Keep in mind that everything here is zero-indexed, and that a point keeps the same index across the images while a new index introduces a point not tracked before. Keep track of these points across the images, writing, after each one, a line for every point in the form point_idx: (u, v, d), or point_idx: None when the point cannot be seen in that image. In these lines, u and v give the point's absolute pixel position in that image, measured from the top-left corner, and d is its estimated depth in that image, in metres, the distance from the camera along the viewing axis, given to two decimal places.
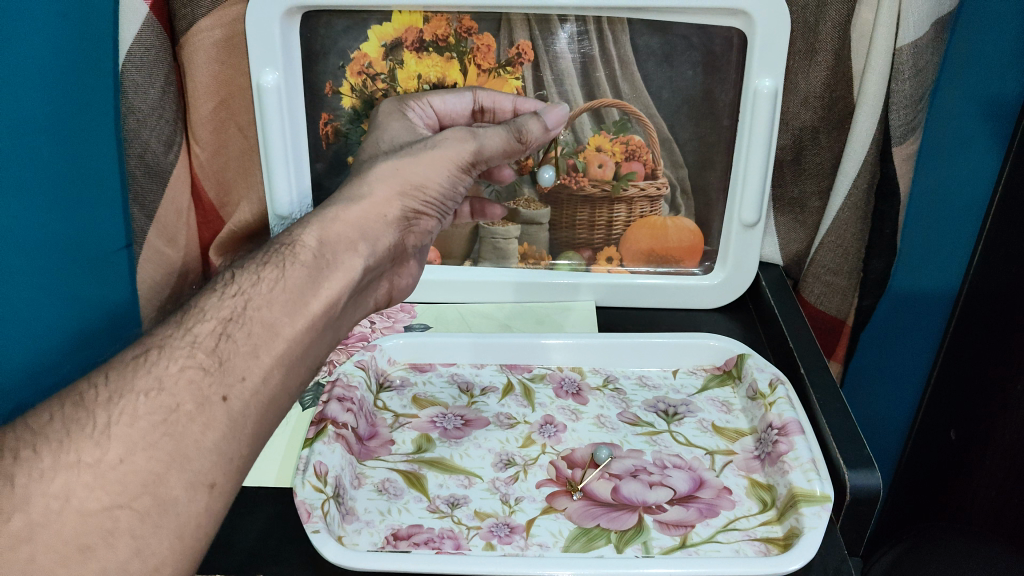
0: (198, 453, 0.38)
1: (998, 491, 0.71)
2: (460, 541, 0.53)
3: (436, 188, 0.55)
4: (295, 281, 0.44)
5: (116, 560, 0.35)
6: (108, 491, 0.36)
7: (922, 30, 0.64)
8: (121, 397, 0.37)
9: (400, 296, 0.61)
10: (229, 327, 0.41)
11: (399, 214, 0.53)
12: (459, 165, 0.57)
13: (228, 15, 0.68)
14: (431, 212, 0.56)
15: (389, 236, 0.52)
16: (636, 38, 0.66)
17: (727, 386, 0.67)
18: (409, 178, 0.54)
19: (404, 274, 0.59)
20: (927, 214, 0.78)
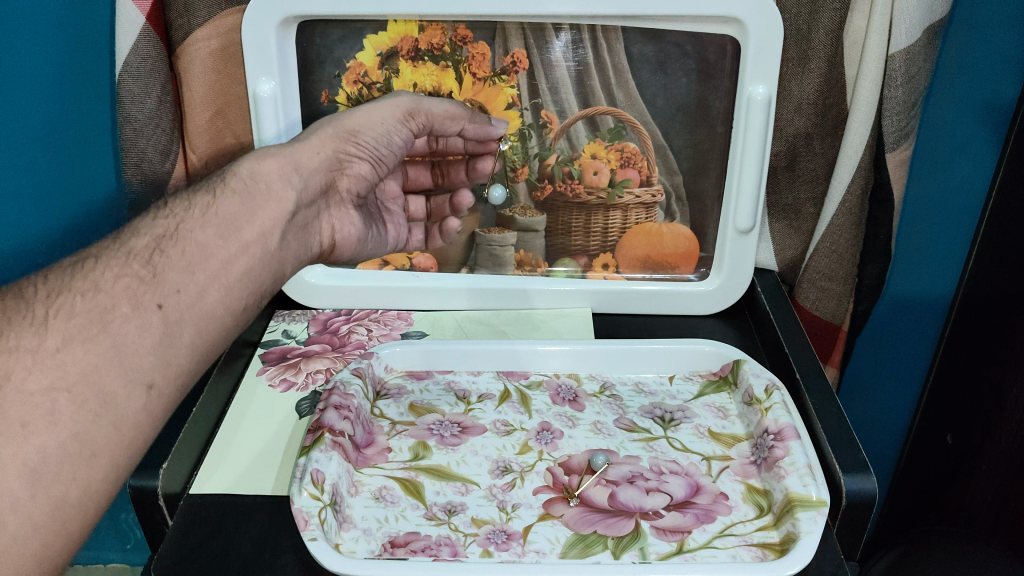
0: (135, 353, 0.43)
1: (995, 495, 0.70)
2: (457, 548, 0.53)
3: (370, 135, 0.65)
4: (229, 208, 0.51)
5: (55, 440, 0.39)
6: (48, 374, 0.40)
7: (914, 36, 0.64)
8: (59, 294, 0.43)
9: (344, 246, 0.66)
10: (162, 244, 0.47)
11: (332, 152, 0.62)
12: (396, 115, 0.67)
13: (225, 25, 0.68)
14: (364, 156, 0.65)
15: (321, 172, 0.61)
16: (630, 46, 0.67)
17: (723, 392, 0.67)
18: (345, 125, 0.64)
19: (347, 221, 0.65)
20: (920, 220, 0.79)
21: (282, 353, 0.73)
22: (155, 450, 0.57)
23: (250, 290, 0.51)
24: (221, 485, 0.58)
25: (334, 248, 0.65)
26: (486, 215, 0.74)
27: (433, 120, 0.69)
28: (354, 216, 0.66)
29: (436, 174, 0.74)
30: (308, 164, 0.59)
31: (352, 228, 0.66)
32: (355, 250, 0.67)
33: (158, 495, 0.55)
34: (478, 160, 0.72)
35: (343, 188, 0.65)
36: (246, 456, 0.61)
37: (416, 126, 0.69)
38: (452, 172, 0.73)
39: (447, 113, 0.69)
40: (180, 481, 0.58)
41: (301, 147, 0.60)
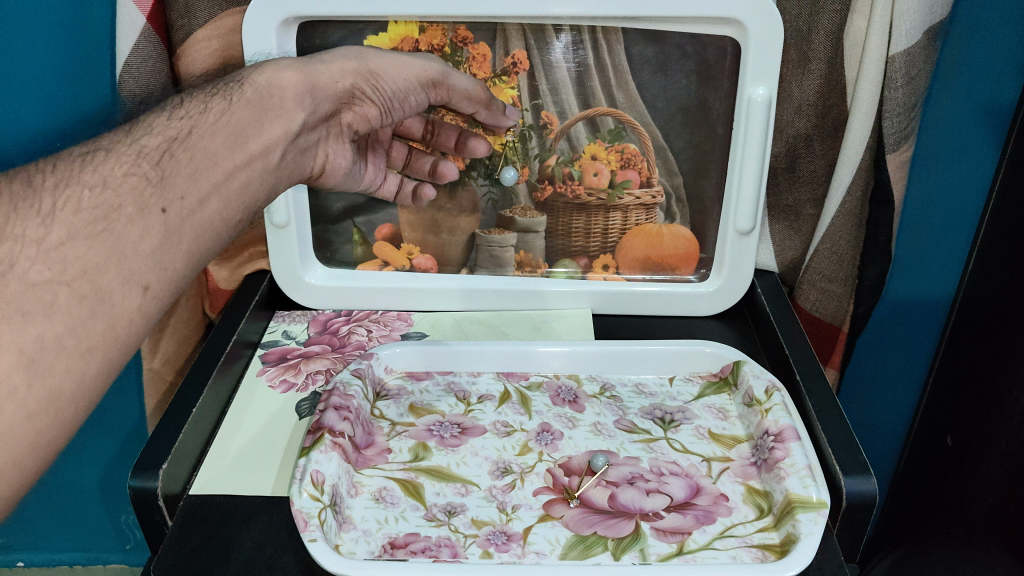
0: (135, 254, 0.43)
1: (994, 497, 0.70)
2: (457, 549, 0.53)
3: (389, 84, 0.64)
4: (241, 115, 0.52)
5: (53, 330, 0.39)
6: (50, 266, 0.39)
7: (915, 37, 0.65)
8: (67, 186, 0.42)
9: (333, 175, 0.67)
10: (172, 147, 0.46)
11: (347, 84, 0.62)
12: (421, 78, 0.65)
13: (226, 25, 0.69)
14: (376, 101, 0.65)
15: (327, 102, 0.61)
16: (631, 47, 0.67)
17: (723, 393, 0.67)
18: (369, 65, 0.63)
19: (341, 153, 0.66)
20: (920, 221, 0.79)
21: (282, 354, 0.73)
22: (156, 448, 0.57)
23: (243, 209, 0.51)
24: (219, 487, 0.58)
25: (323, 175, 0.66)
26: (487, 216, 0.74)
27: (453, 96, 0.67)
28: (349, 149, 0.67)
29: (429, 129, 0.72)
30: (323, 89, 0.60)
31: (345, 157, 0.67)
32: (343, 181, 0.69)
33: (158, 498, 0.55)
34: (472, 138, 0.71)
35: (346, 122, 0.66)
36: (244, 459, 0.61)
37: (437, 96, 0.67)
38: (444, 135, 0.72)
39: (469, 95, 0.67)
40: (180, 481, 0.57)
41: (321, 67, 0.61)
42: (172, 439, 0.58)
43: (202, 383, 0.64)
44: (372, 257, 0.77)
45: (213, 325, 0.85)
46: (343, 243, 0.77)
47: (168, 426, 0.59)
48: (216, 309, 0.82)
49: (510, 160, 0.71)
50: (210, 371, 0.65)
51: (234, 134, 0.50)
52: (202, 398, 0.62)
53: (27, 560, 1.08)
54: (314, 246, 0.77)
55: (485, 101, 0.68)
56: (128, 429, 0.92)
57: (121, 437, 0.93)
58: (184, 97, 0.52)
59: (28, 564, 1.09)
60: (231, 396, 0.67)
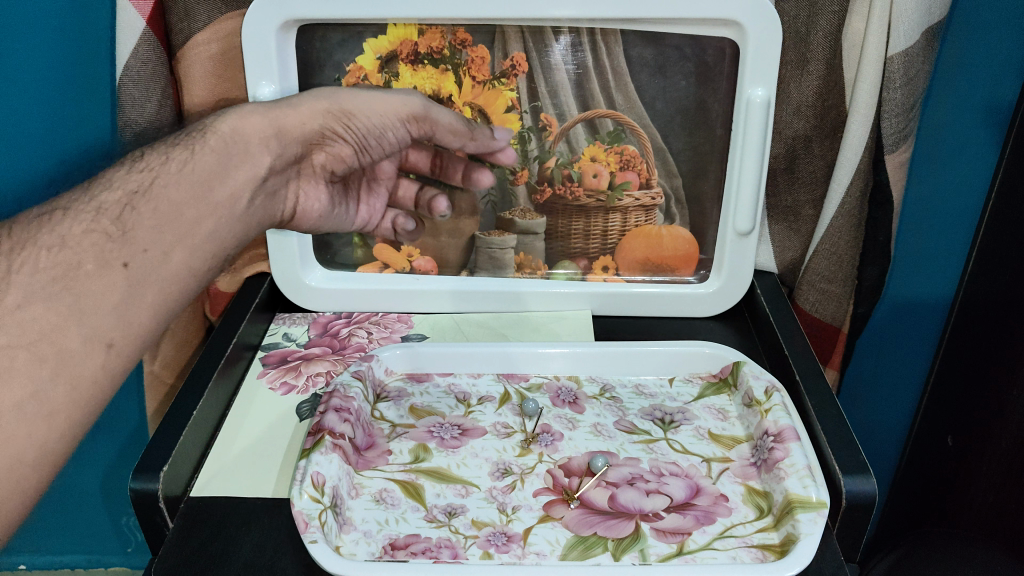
0: (95, 310, 0.48)
1: (995, 496, 0.70)
2: (457, 550, 0.53)
3: (363, 121, 0.67)
4: (204, 165, 0.57)
5: (12, 396, 0.43)
6: (8, 331, 0.44)
7: (912, 38, 0.65)
8: (26, 249, 0.47)
9: (305, 217, 0.70)
10: (132, 201, 0.52)
11: (317, 125, 0.66)
12: (398, 113, 0.68)
13: (224, 29, 0.69)
14: (351, 141, 0.68)
15: (296, 144, 0.65)
16: (629, 49, 0.67)
17: (723, 394, 0.67)
18: (340, 104, 0.66)
19: (314, 194, 0.70)
20: (920, 221, 0.79)
21: (282, 357, 0.73)
22: (159, 451, 0.57)
23: (212, 251, 0.57)
24: (220, 488, 0.58)
25: (296, 218, 0.70)
26: (486, 218, 0.74)
27: (434, 130, 0.69)
28: (322, 191, 0.70)
29: (436, 166, 0.73)
30: (289, 133, 0.64)
31: (318, 199, 0.70)
32: (319, 223, 0.72)
33: (160, 499, 0.55)
34: (476, 171, 0.72)
35: (318, 162, 0.69)
36: (245, 460, 0.61)
37: (418, 130, 0.69)
38: (449, 168, 0.72)
39: (450, 127, 0.69)
40: (182, 482, 0.58)
41: (287, 112, 0.64)
42: (174, 440, 0.58)
43: (204, 385, 0.64)
44: (371, 258, 0.78)
45: (213, 328, 0.85)
46: (342, 245, 0.77)
47: (168, 430, 0.59)
48: (217, 312, 0.82)
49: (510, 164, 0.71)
50: (212, 372, 0.65)
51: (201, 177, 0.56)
52: (204, 398, 0.63)
53: (30, 562, 1.08)
54: (314, 249, 0.77)
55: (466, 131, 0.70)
56: (131, 431, 0.92)
57: (124, 439, 0.93)
58: (147, 151, 0.57)
59: (30, 567, 1.09)
60: (233, 399, 0.68)
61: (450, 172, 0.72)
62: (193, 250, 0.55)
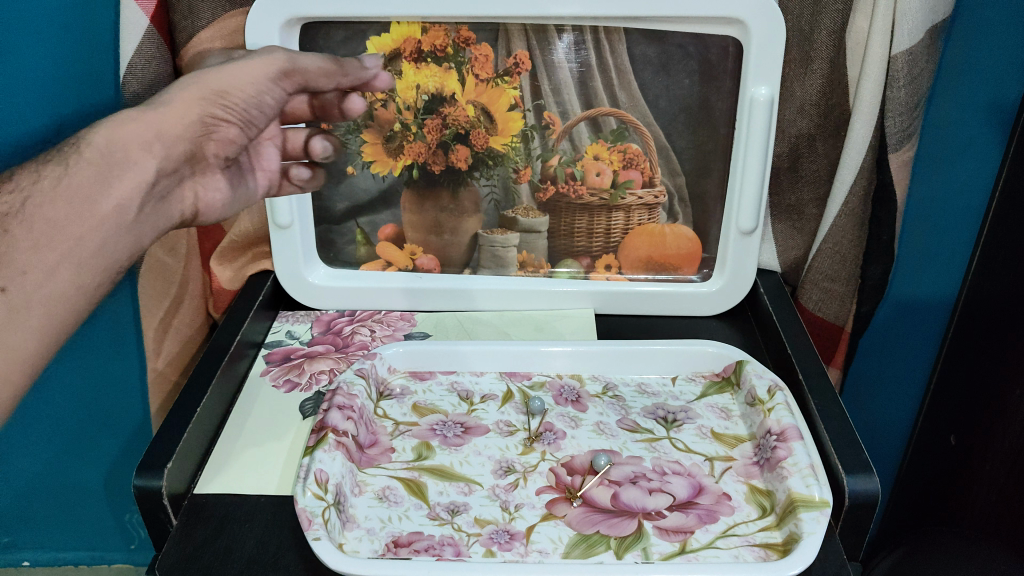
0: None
1: (998, 496, 0.70)
2: (460, 548, 0.53)
3: (241, 95, 0.59)
4: (82, 178, 0.54)
5: None
6: None
7: (917, 37, 0.65)
8: None
9: (209, 213, 0.64)
10: (6, 225, 0.51)
11: (195, 117, 0.58)
12: (270, 72, 0.61)
13: (228, 27, 0.70)
14: (234, 121, 0.60)
15: (183, 140, 0.58)
16: (632, 47, 0.67)
17: (726, 393, 0.67)
18: (211, 84, 0.58)
19: (211, 186, 0.63)
20: (922, 222, 0.79)
21: (285, 355, 0.73)
22: (163, 448, 0.57)
23: (105, 268, 0.56)
24: (223, 486, 0.58)
25: (199, 215, 0.63)
26: (489, 216, 0.74)
27: (309, 77, 0.63)
28: (220, 180, 0.63)
29: (315, 108, 0.67)
30: (170, 132, 0.57)
31: (218, 194, 0.64)
32: (223, 214, 0.65)
33: (163, 497, 0.55)
34: (348, 100, 0.67)
35: (210, 156, 0.61)
36: (248, 458, 0.61)
37: (291, 85, 0.63)
38: (329, 109, 0.68)
39: (323, 68, 0.63)
40: (185, 480, 0.58)
41: (158, 111, 0.56)
42: (177, 437, 0.58)
43: (207, 382, 0.64)
44: (375, 257, 0.78)
45: (216, 325, 0.86)
46: (345, 243, 0.77)
47: (172, 427, 0.59)
48: (219, 309, 0.83)
49: (512, 162, 0.72)
50: (215, 369, 0.65)
51: (94, 185, 0.54)
52: (207, 396, 0.63)
53: (33, 559, 1.08)
54: (318, 247, 0.78)
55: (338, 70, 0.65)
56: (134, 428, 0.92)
57: (124, 440, 0.92)
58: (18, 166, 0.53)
59: (34, 564, 1.09)
60: (237, 397, 0.68)
61: (330, 115, 0.68)
62: (81, 269, 0.55)
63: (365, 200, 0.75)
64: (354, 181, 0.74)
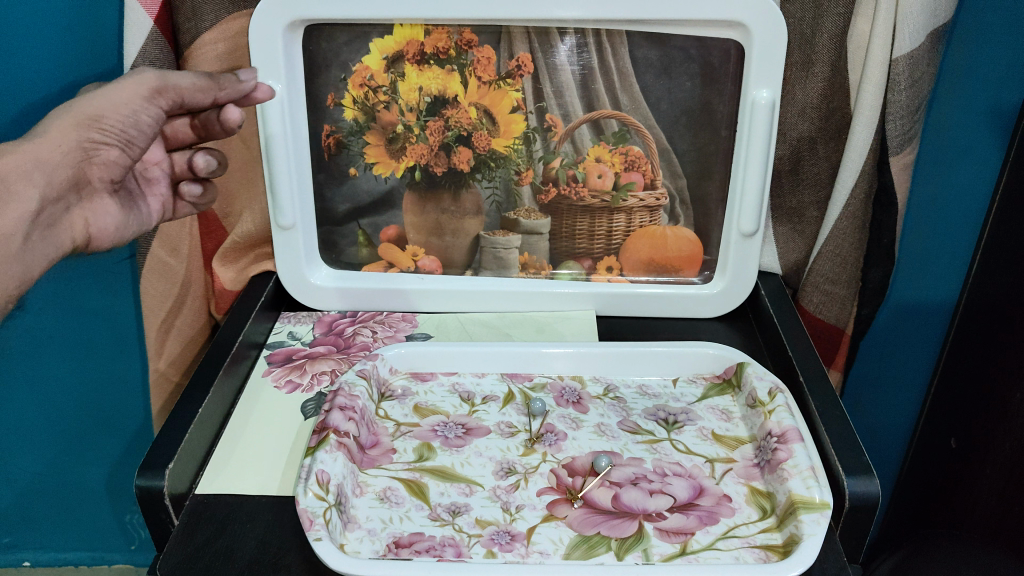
0: None
1: (998, 499, 0.70)
2: (461, 549, 0.53)
3: (116, 118, 0.57)
4: None
5: None
6: None
7: (917, 41, 0.65)
8: None
9: (103, 239, 0.63)
10: None
11: (74, 145, 0.57)
12: (143, 94, 0.58)
13: (233, 29, 0.70)
14: (111, 141, 0.58)
15: (64, 168, 0.57)
16: (634, 50, 0.67)
17: (727, 395, 0.67)
18: (86, 109, 0.57)
19: (101, 210, 0.62)
20: (926, 222, 0.78)
21: (287, 355, 0.73)
22: (165, 447, 0.57)
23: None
24: (225, 485, 0.58)
25: (92, 240, 0.63)
26: (491, 218, 0.75)
27: (185, 96, 0.59)
28: (110, 204, 0.62)
29: (198, 127, 0.65)
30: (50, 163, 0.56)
31: (110, 220, 0.63)
32: (122, 238, 0.64)
33: (165, 496, 0.55)
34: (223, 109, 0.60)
35: (96, 182, 0.60)
36: (250, 458, 0.61)
37: (168, 104, 0.59)
38: (210, 127, 0.64)
39: (197, 86, 0.59)
40: (187, 480, 0.58)
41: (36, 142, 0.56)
42: (179, 437, 0.58)
43: (209, 382, 0.64)
44: (377, 258, 0.78)
45: (219, 326, 0.85)
46: (348, 244, 0.78)
47: (173, 428, 0.59)
48: (222, 310, 0.82)
49: (514, 164, 0.72)
50: (217, 369, 0.66)
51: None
52: (209, 396, 0.63)
53: (33, 560, 1.08)
54: (320, 248, 0.78)
55: (213, 84, 0.59)
56: (136, 428, 0.92)
57: (127, 437, 0.93)
58: None
59: (34, 564, 1.08)
60: (239, 397, 0.68)
61: (211, 126, 0.63)
62: None
63: (367, 201, 0.75)
64: (357, 182, 0.74)
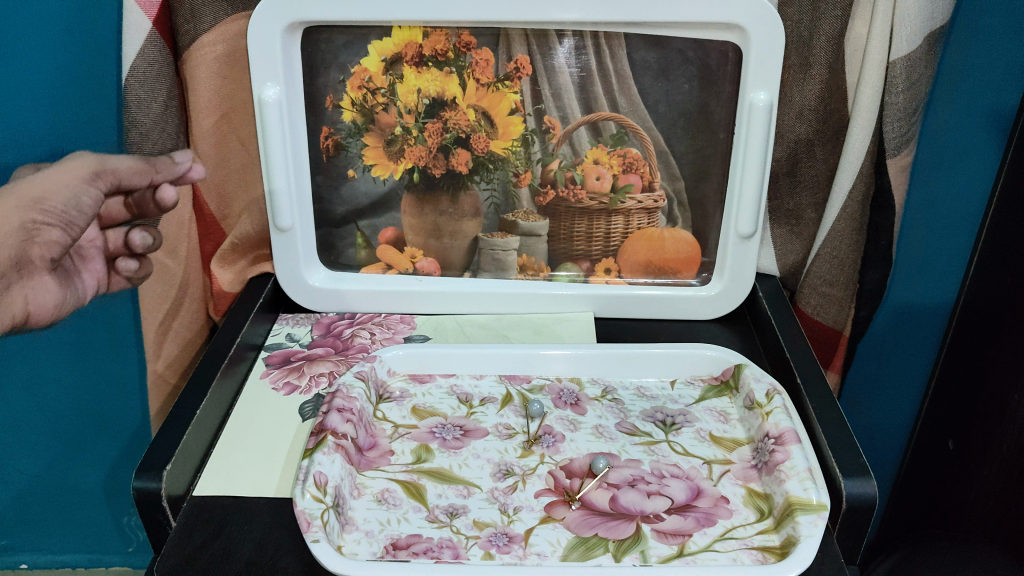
0: None
1: (996, 501, 0.70)
2: (459, 551, 0.53)
3: (58, 199, 0.57)
4: None
5: None
6: None
7: (915, 43, 0.65)
8: None
9: (41, 317, 0.60)
10: None
11: (17, 226, 0.55)
12: (83, 176, 0.59)
13: (232, 30, 0.70)
14: (53, 222, 0.56)
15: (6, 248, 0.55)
16: (632, 52, 0.67)
17: (724, 396, 0.68)
18: (29, 191, 0.56)
19: (41, 288, 0.59)
20: (920, 226, 0.79)
21: (285, 357, 0.73)
22: (163, 449, 0.57)
23: None
24: (223, 487, 0.58)
25: (29, 319, 0.59)
26: (489, 220, 0.75)
27: (123, 179, 0.61)
28: (49, 283, 0.60)
29: (131, 206, 0.65)
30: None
31: (48, 299, 0.60)
32: (57, 316, 0.62)
33: (163, 498, 0.55)
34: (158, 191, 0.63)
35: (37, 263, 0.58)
36: (247, 459, 0.61)
37: (105, 186, 0.60)
38: (144, 209, 0.65)
39: (135, 170, 0.61)
40: (184, 482, 0.58)
41: None
42: (177, 439, 0.59)
43: (207, 384, 0.64)
44: (375, 260, 0.78)
45: (217, 328, 0.85)
46: (346, 246, 0.78)
47: (171, 429, 0.59)
48: (220, 312, 0.82)
49: (512, 166, 0.72)
50: (215, 371, 0.66)
51: None
52: (206, 399, 0.63)
53: (31, 562, 1.07)
54: (319, 249, 0.78)
55: (149, 168, 0.62)
56: (134, 430, 0.92)
57: (124, 440, 0.93)
58: None
59: (31, 567, 1.08)
60: (237, 398, 0.68)
61: (147, 207, 0.65)
62: None
63: (365, 203, 0.75)
64: (355, 184, 0.74)
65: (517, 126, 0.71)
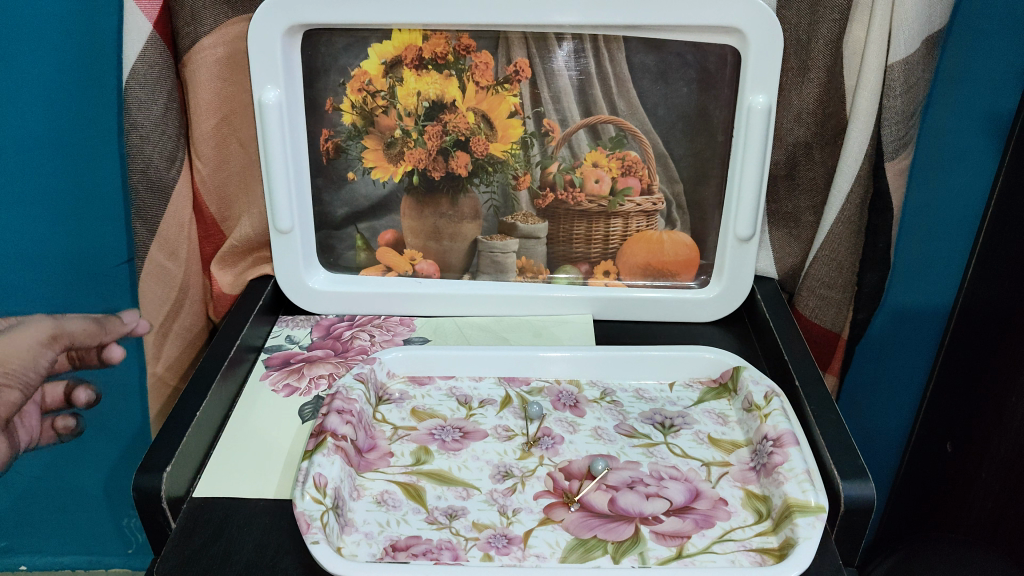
0: None
1: (994, 503, 0.71)
2: (458, 552, 0.53)
3: (14, 361, 0.82)
4: None
5: None
6: None
7: (913, 47, 0.65)
8: None
9: None
10: None
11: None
12: (40, 340, 0.83)
13: (232, 33, 0.70)
14: (13, 384, 0.82)
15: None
16: (631, 55, 0.68)
17: (723, 398, 0.68)
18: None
19: None
20: (918, 229, 0.78)
21: (284, 359, 0.73)
22: (164, 450, 0.58)
23: None
24: (222, 489, 0.59)
25: None
26: (488, 223, 0.75)
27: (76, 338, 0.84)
28: None
29: (75, 357, 0.85)
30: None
31: None
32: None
33: (162, 500, 0.55)
34: (105, 351, 0.86)
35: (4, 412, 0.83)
36: (248, 461, 0.61)
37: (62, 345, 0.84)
38: (86, 359, 0.86)
39: (86, 331, 0.84)
40: (184, 483, 0.58)
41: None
42: (176, 440, 0.59)
43: (207, 386, 0.64)
44: (375, 262, 0.78)
45: (217, 330, 0.85)
46: (345, 248, 0.78)
47: (171, 431, 0.60)
48: (220, 314, 0.82)
49: (511, 168, 0.72)
50: (215, 373, 0.66)
51: None
52: (206, 400, 0.63)
53: (30, 563, 1.07)
54: (318, 252, 0.78)
55: (99, 329, 0.85)
56: (136, 430, 0.92)
57: (126, 441, 0.93)
58: None
59: (30, 568, 1.07)
60: (237, 400, 0.68)
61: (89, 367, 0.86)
62: None
63: (365, 205, 0.75)
64: (355, 186, 0.74)
65: (517, 130, 0.71)
